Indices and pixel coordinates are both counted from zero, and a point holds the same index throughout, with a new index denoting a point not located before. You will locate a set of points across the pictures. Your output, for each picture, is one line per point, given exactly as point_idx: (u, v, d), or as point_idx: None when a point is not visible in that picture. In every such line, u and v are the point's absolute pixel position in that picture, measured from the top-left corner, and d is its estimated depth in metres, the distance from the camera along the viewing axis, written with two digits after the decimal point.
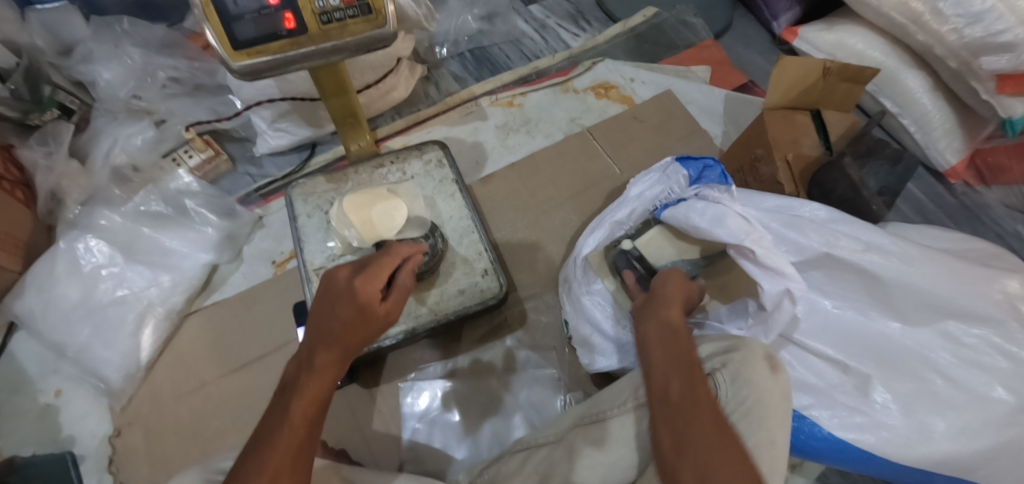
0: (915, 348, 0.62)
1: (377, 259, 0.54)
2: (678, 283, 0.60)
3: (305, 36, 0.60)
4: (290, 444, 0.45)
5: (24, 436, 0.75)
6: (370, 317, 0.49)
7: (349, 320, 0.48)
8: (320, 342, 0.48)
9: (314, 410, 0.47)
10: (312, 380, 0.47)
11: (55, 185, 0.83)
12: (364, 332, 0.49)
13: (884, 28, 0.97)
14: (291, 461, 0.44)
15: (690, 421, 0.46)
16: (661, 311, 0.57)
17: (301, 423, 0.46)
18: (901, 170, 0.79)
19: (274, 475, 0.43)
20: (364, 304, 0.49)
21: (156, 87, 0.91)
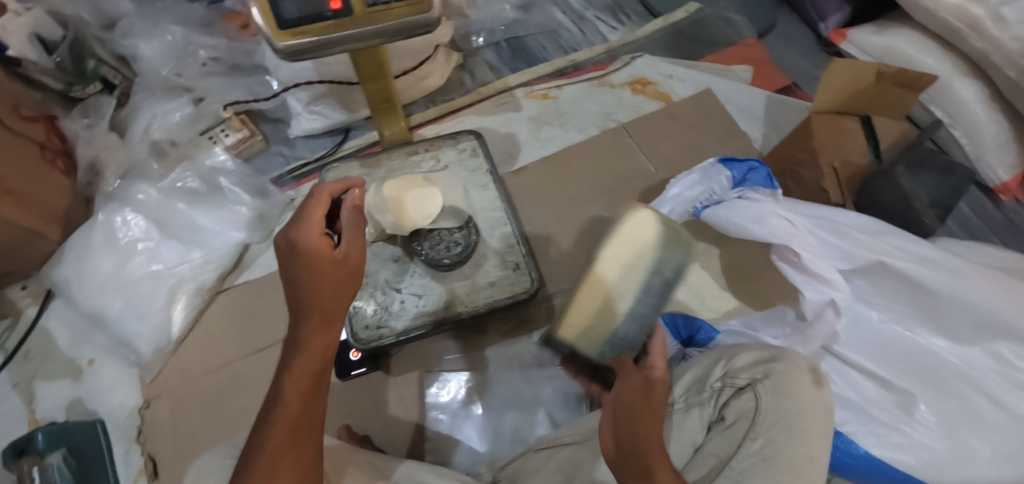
0: (959, 367, 0.60)
1: (306, 208, 0.50)
2: (635, 390, 0.49)
3: (349, 18, 0.60)
4: (289, 418, 0.43)
5: (58, 401, 0.77)
6: (326, 264, 0.47)
7: (309, 277, 0.46)
8: (304, 313, 0.46)
9: (311, 383, 0.45)
10: (306, 355, 0.45)
11: (94, 157, 0.84)
12: (334, 282, 0.47)
13: (939, 34, 0.93)
14: (292, 436, 0.43)
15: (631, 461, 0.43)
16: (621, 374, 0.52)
17: (296, 400, 0.44)
18: (954, 182, 0.77)
19: (274, 455, 0.42)
20: (310, 252, 0.46)
21: (196, 65, 0.92)
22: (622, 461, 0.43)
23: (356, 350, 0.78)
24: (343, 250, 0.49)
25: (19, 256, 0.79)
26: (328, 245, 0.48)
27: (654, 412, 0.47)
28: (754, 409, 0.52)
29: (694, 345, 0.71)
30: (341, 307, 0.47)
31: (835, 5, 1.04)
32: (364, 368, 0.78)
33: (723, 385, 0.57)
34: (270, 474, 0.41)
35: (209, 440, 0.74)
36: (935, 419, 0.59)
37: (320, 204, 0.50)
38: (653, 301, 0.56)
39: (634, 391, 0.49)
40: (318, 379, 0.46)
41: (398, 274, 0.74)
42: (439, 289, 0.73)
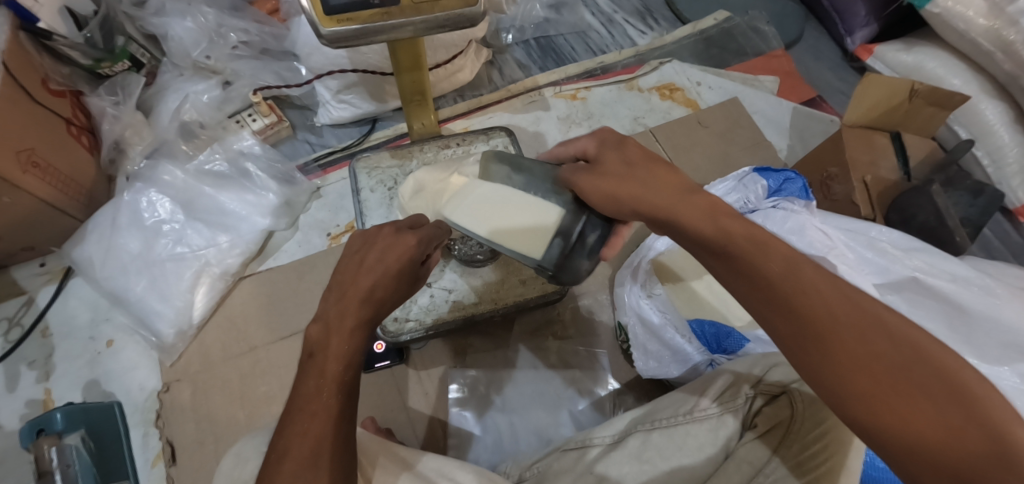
0: (991, 385, 0.59)
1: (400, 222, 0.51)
2: (595, 179, 0.49)
3: (397, 7, 0.56)
4: (332, 408, 0.41)
5: (74, 381, 0.76)
6: (409, 273, 0.48)
7: (388, 270, 0.46)
8: (352, 301, 0.44)
9: (352, 373, 0.43)
10: (348, 342, 0.43)
11: (119, 135, 0.83)
12: (400, 284, 0.47)
13: (967, 54, 0.94)
14: (335, 426, 0.40)
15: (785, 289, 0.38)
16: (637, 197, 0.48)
17: (340, 389, 0.41)
18: (984, 203, 0.80)
19: (318, 446, 0.39)
20: (408, 257, 0.48)
21: (226, 47, 0.91)
22: (769, 295, 0.39)
23: (381, 343, 0.78)
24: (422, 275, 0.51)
25: (40, 232, 0.77)
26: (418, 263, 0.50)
27: (654, 173, 0.48)
28: (790, 417, 0.53)
29: (723, 351, 0.69)
30: (388, 304, 0.47)
31: (863, 20, 1.04)
32: (388, 361, 0.78)
33: (756, 394, 0.57)
34: (314, 466, 0.39)
35: (230, 427, 0.73)
36: None
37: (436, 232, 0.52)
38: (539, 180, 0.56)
39: (608, 177, 0.49)
40: (356, 368, 0.43)
41: None
42: (469, 284, 0.73)
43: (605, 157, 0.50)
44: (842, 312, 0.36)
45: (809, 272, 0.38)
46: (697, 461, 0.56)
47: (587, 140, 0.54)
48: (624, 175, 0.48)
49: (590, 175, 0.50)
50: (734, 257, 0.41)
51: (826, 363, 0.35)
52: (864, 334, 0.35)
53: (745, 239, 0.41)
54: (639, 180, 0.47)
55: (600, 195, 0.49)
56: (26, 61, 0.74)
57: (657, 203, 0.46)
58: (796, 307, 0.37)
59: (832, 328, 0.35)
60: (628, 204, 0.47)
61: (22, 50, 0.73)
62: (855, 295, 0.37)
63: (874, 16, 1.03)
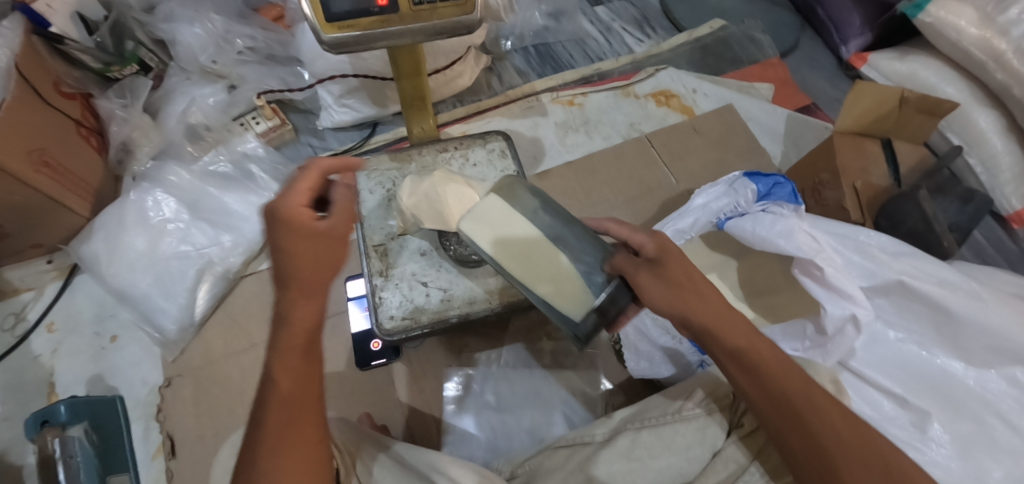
0: (976, 389, 0.65)
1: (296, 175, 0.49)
2: (661, 284, 0.51)
3: (396, 14, 0.58)
4: (280, 394, 0.44)
5: (79, 375, 0.78)
6: (310, 234, 0.46)
7: (291, 246, 0.45)
8: (289, 289, 0.46)
9: (300, 360, 0.45)
10: (290, 329, 0.45)
11: (127, 137, 0.86)
12: (315, 251, 0.46)
13: (959, 64, 0.96)
14: (288, 412, 0.44)
15: (805, 410, 0.50)
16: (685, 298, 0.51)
17: (286, 378, 0.45)
18: (972, 209, 0.82)
19: (277, 433, 0.44)
20: (293, 221, 0.46)
21: (232, 53, 0.93)
22: (784, 417, 0.50)
23: (377, 341, 0.80)
24: (333, 220, 0.48)
25: (49, 230, 0.80)
26: (312, 217, 0.47)
27: (703, 282, 0.53)
28: None
29: None
30: (322, 277, 0.47)
31: (858, 30, 1.06)
32: (384, 358, 0.80)
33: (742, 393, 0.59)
34: (275, 452, 0.43)
35: (229, 421, 0.75)
36: (949, 438, 0.62)
37: (310, 178, 0.49)
38: (566, 226, 0.59)
39: (667, 282, 0.51)
40: (304, 353, 0.46)
41: (422, 267, 0.75)
42: (466, 284, 0.74)
43: (665, 260, 0.53)
44: (841, 432, 0.50)
45: (817, 401, 0.51)
46: (682, 459, 0.57)
47: (645, 236, 0.56)
48: (684, 285, 0.52)
49: (656, 277, 0.52)
50: (762, 373, 0.51)
51: (829, 471, 0.48)
52: (859, 453, 0.49)
53: (769, 359, 0.52)
54: (694, 290, 0.52)
55: (659, 298, 0.51)
56: (40, 64, 0.76)
57: (701, 312, 0.51)
58: (813, 433, 0.50)
59: (834, 442, 0.49)
60: (681, 311, 0.51)
61: (35, 54, 0.76)
62: (848, 417, 0.51)
63: (868, 26, 1.06)
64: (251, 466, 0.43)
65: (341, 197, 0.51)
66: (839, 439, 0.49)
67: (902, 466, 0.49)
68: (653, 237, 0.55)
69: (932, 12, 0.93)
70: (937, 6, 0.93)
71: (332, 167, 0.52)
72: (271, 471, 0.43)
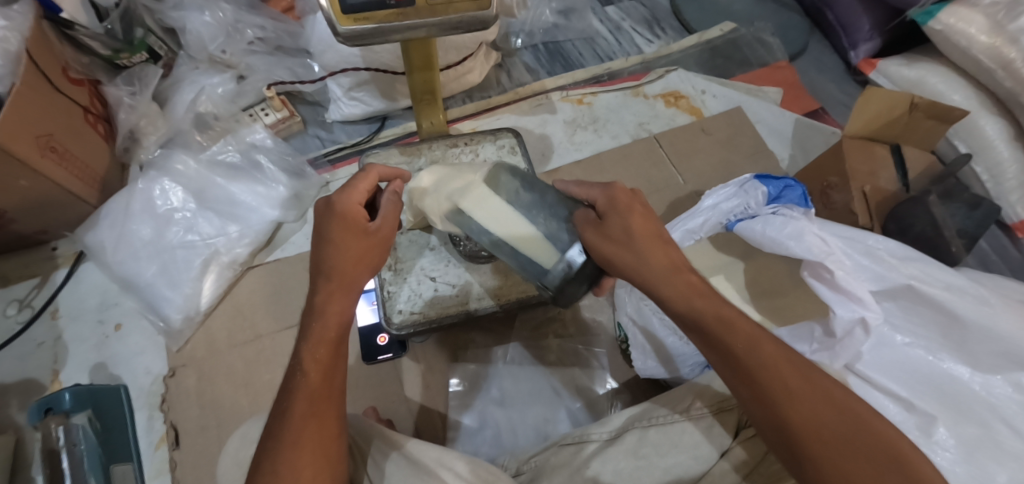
0: (983, 395, 0.65)
1: (353, 177, 0.55)
2: (605, 240, 0.51)
3: (412, 7, 0.58)
4: (308, 384, 0.45)
5: (81, 362, 0.77)
6: (359, 230, 0.51)
7: (341, 239, 0.50)
8: (333, 286, 0.49)
9: (329, 352, 0.47)
10: (324, 322, 0.48)
11: (134, 124, 0.86)
12: (360, 246, 0.51)
13: (968, 71, 0.96)
14: (311, 403, 0.44)
15: (758, 366, 0.47)
16: (625, 255, 0.50)
17: (316, 369, 0.46)
18: (980, 215, 0.82)
19: (299, 422, 0.44)
20: (347, 216, 0.51)
21: (243, 43, 0.93)
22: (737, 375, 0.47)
23: (383, 336, 0.79)
24: (379, 222, 0.53)
25: (55, 216, 0.79)
26: (364, 216, 0.52)
27: (648, 240, 0.52)
28: None
29: None
30: (359, 273, 0.51)
31: (867, 34, 1.06)
32: (391, 353, 0.79)
33: None
34: (294, 441, 0.43)
35: (233, 413, 0.75)
36: (953, 442, 0.62)
37: (369, 180, 0.54)
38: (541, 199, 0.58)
39: (608, 237, 0.51)
40: (334, 347, 0.48)
41: (432, 262, 0.76)
42: (473, 281, 0.74)
43: (612, 216, 0.53)
44: (802, 395, 0.45)
45: (775, 357, 0.47)
46: (691, 458, 0.57)
47: (599, 192, 0.56)
48: (626, 241, 0.51)
49: (600, 233, 0.52)
50: (709, 332, 0.49)
51: (783, 432, 0.44)
52: (822, 414, 0.44)
53: (719, 317, 0.49)
54: (636, 248, 0.51)
55: (601, 253, 0.51)
56: (49, 49, 0.76)
57: (640, 269, 0.51)
58: (769, 394, 0.46)
59: (792, 403, 0.45)
60: (623, 270, 0.51)
61: (45, 38, 0.75)
62: (813, 375, 0.46)
63: (878, 30, 1.05)
64: (267, 458, 0.43)
65: (388, 200, 0.56)
66: (798, 396, 0.45)
67: (876, 425, 0.44)
68: (604, 191, 0.55)
69: (942, 19, 0.93)
70: (947, 13, 0.93)
71: (384, 175, 0.58)
72: (289, 462, 0.42)
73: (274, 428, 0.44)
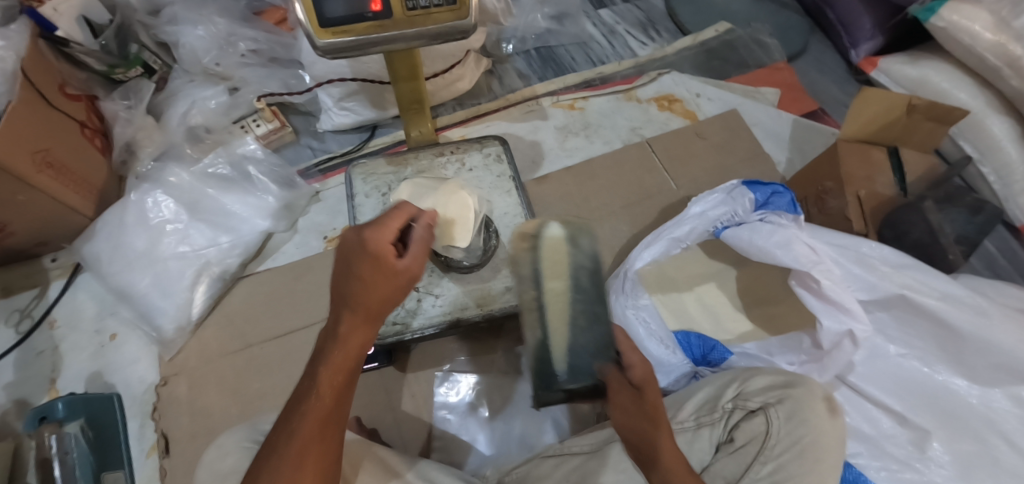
0: (980, 407, 0.63)
1: (387, 212, 0.50)
2: (632, 413, 0.50)
3: (390, 20, 0.57)
4: (321, 411, 0.44)
5: (79, 371, 0.79)
6: (389, 272, 0.46)
7: (370, 279, 0.45)
8: (356, 316, 0.46)
9: (344, 379, 0.46)
10: (344, 348, 0.46)
11: (131, 138, 0.88)
12: (387, 287, 0.46)
13: (973, 69, 0.93)
14: (322, 430, 0.44)
15: None
16: (646, 435, 0.49)
17: (330, 393, 0.45)
18: (982, 221, 0.79)
19: (305, 445, 0.43)
20: (378, 256, 0.46)
21: (235, 56, 0.95)
22: None
23: (370, 345, 0.80)
24: (410, 262, 0.48)
25: (54, 228, 0.81)
26: (393, 255, 0.47)
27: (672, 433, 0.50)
28: (765, 433, 0.54)
29: (707, 364, 0.73)
30: (385, 309, 0.47)
31: (868, 34, 1.03)
32: (376, 363, 0.80)
33: (734, 407, 0.58)
34: (298, 462, 0.42)
35: (224, 420, 0.76)
36: (949, 458, 0.61)
37: (401, 218, 0.49)
38: (598, 306, 0.56)
39: (640, 413, 0.50)
40: (349, 374, 0.46)
41: None
42: (456, 290, 0.74)
43: (647, 392, 0.51)
44: None
45: None
46: None
47: (637, 358, 0.53)
48: (654, 422, 0.50)
49: (631, 401, 0.51)
50: None
51: None
52: None
53: None
54: (658, 434, 0.49)
55: (624, 422, 0.50)
56: (45, 66, 0.78)
57: (653, 449, 0.48)
58: None
59: None
60: (640, 445, 0.49)
61: (41, 57, 0.77)
62: None
63: (879, 29, 1.02)
64: (263, 469, 0.42)
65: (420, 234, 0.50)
66: None
67: None
68: (643, 363, 0.53)
69: (944, 16, 0.90)
70: (950, 10, 0.90)
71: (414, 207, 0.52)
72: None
73: (276, 443, 0.44)
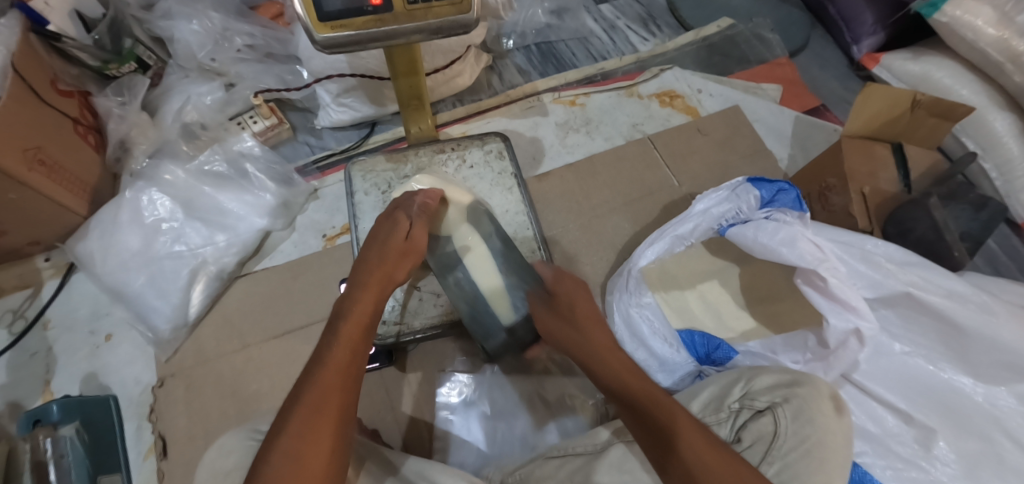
0: (985, 405, 0.63)
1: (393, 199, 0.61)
2: (549, 316, 0.57)
3: (390, 14, 0.56)
4: (339, 361, 0.45)
5: (73, 373, 0.78)
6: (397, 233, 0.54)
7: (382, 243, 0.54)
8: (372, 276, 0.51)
9: (360, 334, 0.48)
10: (359, 307, 0.49)
11: (125, 135, 0.85)
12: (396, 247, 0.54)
13: (975, 65, 0.92)
14: (340, 377, 0.44)
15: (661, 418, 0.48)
16: (562, 326, 0.56)
17: (347, 346, 0.46)
18: (986, 217, 0.78)
19: (323, 391, 0.43)
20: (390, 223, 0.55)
21: (231, 51, 0.93)
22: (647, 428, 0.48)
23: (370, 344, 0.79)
24: (417, 234, 0.54)
25: (46, 227, 0.80)
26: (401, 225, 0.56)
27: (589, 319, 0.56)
28: (773, 432, 0.54)
29: (712, 363, 0.72)
30: (396, 274, 0.53)
31: (870, 28, 1.02)
32: (377, 363, 0.79)
33: (740, 406, 0.58)
34: (319, 407, 0.42)
35: (222, 422, 0.75)
36: (954, 456, 0.61)
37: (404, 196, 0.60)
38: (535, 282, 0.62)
39: (555, 313, 0.57)
40: (365, 331, 0.49)
41: (418, 271, 0.75)
42: None
43: (560, 292, 0.59)
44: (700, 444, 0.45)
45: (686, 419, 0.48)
46: None
47: (550, 270, 0.61)
48: (570, 318, 0.56)
49: (545, 308, 0.58)
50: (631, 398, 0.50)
51: None
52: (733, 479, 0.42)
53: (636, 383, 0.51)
54: (574, 324, 0.56)
55: (545, 327, 0.57)
56: (36, 61, 0.76)
57: (572, 337, 0.55)
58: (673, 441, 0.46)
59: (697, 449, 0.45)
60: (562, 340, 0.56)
61: (32, 52, 0.75)
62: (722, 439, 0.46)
63: (881, 24, 1.01)
64: (282, 423, 0.42)
65: (411, 208, 0.56)
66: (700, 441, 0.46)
67: None
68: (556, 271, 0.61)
69: (948, 12, 0.89)
70: (953, 6, 0.89)
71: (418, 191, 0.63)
72: (310, 428, 0.41)
73: (294, 399, 0.43)
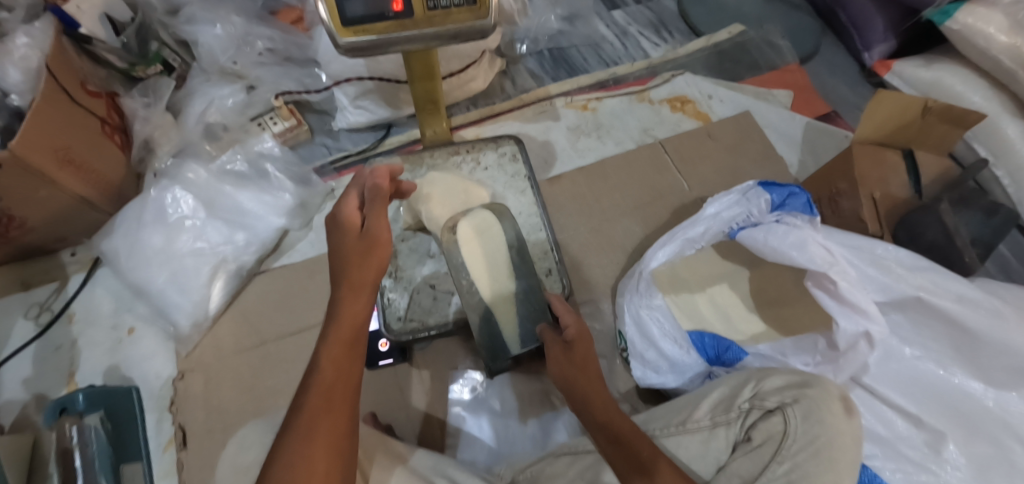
0: (996, 411, 0.63)
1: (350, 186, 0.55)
2: (563, 359, 0.60)
3: (411, 19, 0.58)
4: (322, 384, 0.46)
5: (96, 366, 0.80)
6: (354, 235, 0.51)
7: (344, 249, 0.50)
8: (343, 287, 0.49)
9: (343, 353, 0.47)
10: (339, 324, 0.48)
11: (149, 135, 0.88)
12: (357, 250, 0.50)
13: (987, 72, 0.93)
14: (325, 400, 0.45)
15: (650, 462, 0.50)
16: (568, 370, 0.59)
17: (330, 366, 0.47)
18: (997, 223, 0.79)
19: (311, 418, 0.44)
20: (346, 225, 0.51)
21: (252, 54, 0.96)
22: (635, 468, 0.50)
23: (385, 342, 0.81)
24: (371, 222, 0.51)
25: (73, 223, 0.83)
26: (357, 220, 0.52)
27: (594, 369, 0.59)
28: (782, 432, 0.54)
29: (721, 365, 0.73)
30: (367, 276, 0.50)
31: (881, 35, 1.03)
32: (391, 359, 0.81)
33: (750, 406, 0.58)
34: (309, 435, 0.43)
35: (239, 416, 0.77)
36: (964, 460, 0.61)
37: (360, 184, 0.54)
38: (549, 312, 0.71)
39: (567, 357, 0.60)
40: (349, 346, 0.48)
41: (433, 270, 0.76)
42: None
43: (575, 341, 0.62)
44: None
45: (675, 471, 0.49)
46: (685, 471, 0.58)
47: (572, 319, 0.64)
48: (580, 364, 0.59)
49: (561, 351, 0.61)
50: (623, 443, 0.52)
51: None
52: None
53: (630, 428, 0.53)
54: (584, 371, 0.59)
55: (557, 369, 0.60)
56: (67, 63, 0.78)
57: (576, 381, 0.58)
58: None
59: None
60: (567, 382, 0.59)
61: (64, 54, 0.78)
62: None
63: (893, 31, 1.02)
64: (278, 448, 0.44)
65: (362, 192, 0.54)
66: None
67: None
68: (576, 323, 0.63)
69: (960, 19, 0.90)
70: (965, 13, 0.90)
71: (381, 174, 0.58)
72: (302, 458, 0.42)
73: (288, 425, 0.45)
